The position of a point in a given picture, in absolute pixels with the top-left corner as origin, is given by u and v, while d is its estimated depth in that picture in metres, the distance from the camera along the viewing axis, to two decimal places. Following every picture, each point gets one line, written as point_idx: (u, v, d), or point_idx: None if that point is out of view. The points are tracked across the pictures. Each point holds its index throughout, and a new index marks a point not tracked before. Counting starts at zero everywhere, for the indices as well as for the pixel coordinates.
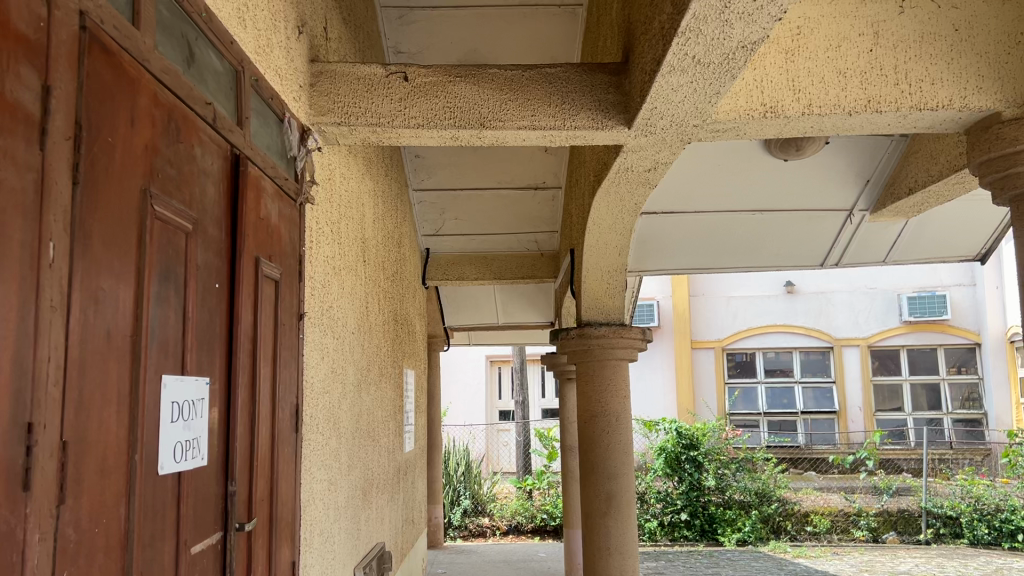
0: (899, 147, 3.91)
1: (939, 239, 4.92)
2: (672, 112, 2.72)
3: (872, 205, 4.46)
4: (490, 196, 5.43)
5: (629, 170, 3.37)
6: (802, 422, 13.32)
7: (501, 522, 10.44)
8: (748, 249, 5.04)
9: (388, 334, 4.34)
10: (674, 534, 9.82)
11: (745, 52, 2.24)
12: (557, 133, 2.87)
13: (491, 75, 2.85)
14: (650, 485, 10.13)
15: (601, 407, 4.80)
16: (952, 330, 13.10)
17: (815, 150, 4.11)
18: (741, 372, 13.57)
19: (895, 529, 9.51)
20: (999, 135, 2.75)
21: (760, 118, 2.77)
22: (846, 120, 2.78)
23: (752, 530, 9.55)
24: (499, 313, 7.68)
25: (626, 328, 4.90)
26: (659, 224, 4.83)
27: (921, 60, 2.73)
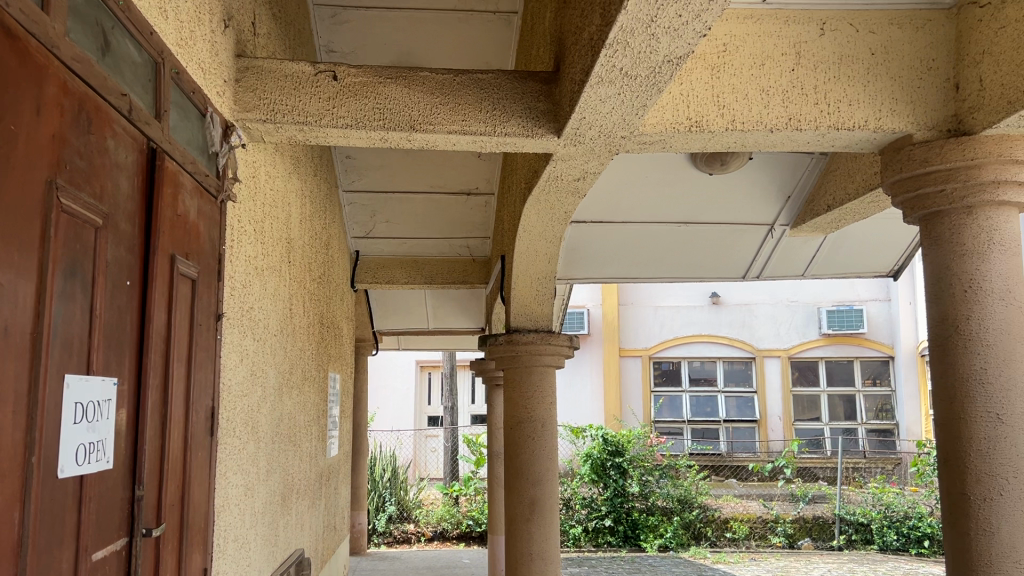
0: (817, 165, 4.03)
1: (855, 254, 5.10)
2: (600, 123, 2.75)
3: (792, 221, 4.56)
4: (422, 199, 5.40)
5: (559, 178, 3.38)
6: (724, 430, 13.61)
7: (425, 528, 10.39)
8: (674, 259, 5.12)
9: (313, 336, 4.27)
10: (597, 540, 9.94)
11: (671, 66, 2.28)
12: (487, 140, 2.87)
13: (423, 78, 2.84)
14: (575, 492, 10.21)
15: (527, 414, 4.81)
16: (868, 343, 13.57)
17: (739, 165, 4.22)
18: (666, 380, 13.82)
19: (809, 535, 9.78)
20: (910, 157, 2.84)
21: (686, 132, 2.83)
22: (768, 138, 2.87)
23: (674, 536, 9.72)
24: (430, 318, 7.63)
25: (552, 335, 4.94)
26: (588, 233, 4.87)
27: (839, 82, 2.82)
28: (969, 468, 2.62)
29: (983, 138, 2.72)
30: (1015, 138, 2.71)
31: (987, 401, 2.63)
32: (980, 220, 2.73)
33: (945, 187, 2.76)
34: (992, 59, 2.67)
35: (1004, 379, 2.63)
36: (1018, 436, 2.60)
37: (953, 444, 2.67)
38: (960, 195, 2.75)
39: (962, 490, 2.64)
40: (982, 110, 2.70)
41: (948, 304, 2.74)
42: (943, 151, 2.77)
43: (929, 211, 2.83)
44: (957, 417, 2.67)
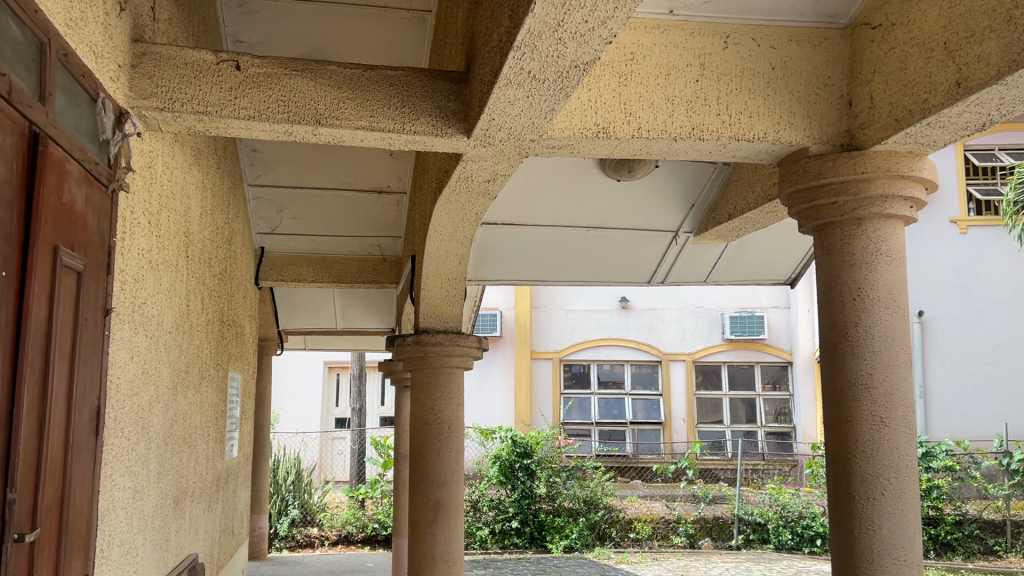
0: (720, 175, 4.14)
1: (754, 262, 5.27)
2: (509, 125, 2.74)
3: (696, 228, 4.68)
4: (332, 197, 5.30)
5: (470, 179, 3.35)
6: (630, 431, 13.88)
7: (330, 532, 10.23)
8: (582, 263, 5.20)
9: (213, 334, 4.14)
10: (504, 542, 9.98)
11: (578, 71, 2.31)
12: (396, 137, 2.83)
13: (330, 72, 2.78)
14: (483, 494, 10.24)
15: (433, 416, 4.78)
16: (768, 349, 13.98)
17: (646, 172, 4.30)
18: (576, 382, 14.02)
19: (710, 535, 10.04)
20: (805, 169, 2.94)
21: (593, 138, 2.86)
22: (672, 146, 2.93)
23: (579, 537, 9.83)
24: (338, 318, 7.51)
25: (461, 336, 4.91)
26: (499, 235, 4.89)
27: (741, 94, 2.91)
28: (854, 469, 2.74)
29: (873, 154, 2.85)
30: (902, 154, 2.84)
31: (872, 405, 2.75)
32: (869, 232, 2.85)
33: (837, 200, 2.88)
34: (882, 79, 2.79)
35: (888, 383, 2.77)
36: (899, 438, 2.73)
37: (840, 445, 2.78)
38: (852, 207, 2.87)
39: (848, 490, 2.75)
40: (872, 126, 2.82)
41: (838, 311, 2.85)
42: (836, 164, 2.88)
43: (822, 222, 2.93)
44: (845, 419, 2.79)
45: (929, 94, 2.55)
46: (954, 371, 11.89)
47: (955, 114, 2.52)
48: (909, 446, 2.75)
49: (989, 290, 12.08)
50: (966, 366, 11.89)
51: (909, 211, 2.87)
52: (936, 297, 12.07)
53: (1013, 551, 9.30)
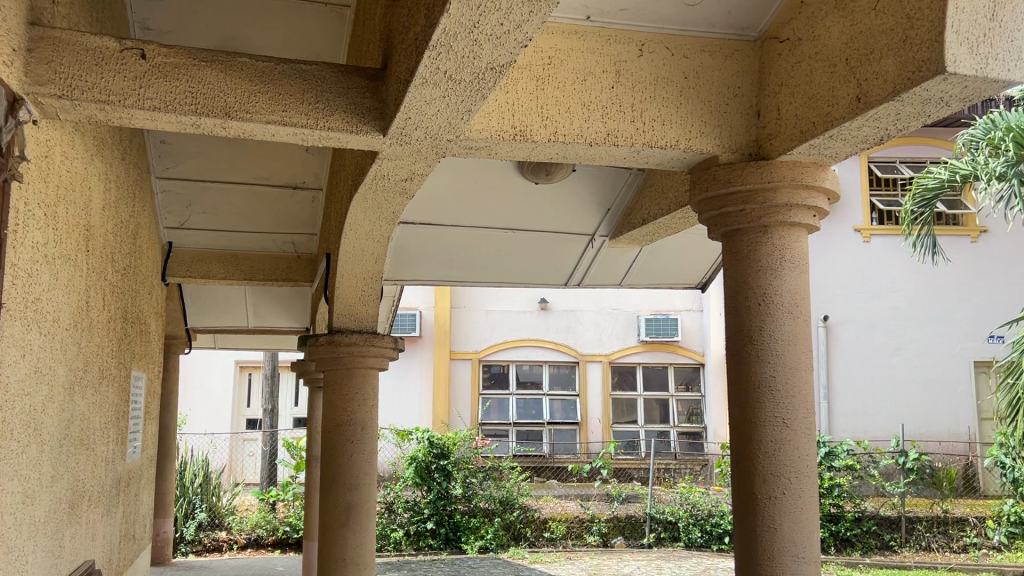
0: (635, 181, 4.21)
1: (666, 267, 5.37)
2: (426, 125, 2.70)
3: (611, 232, 4.73)
4: (244, 192, 5.16)
5: (385, 178, 3.29)
6: (547, 432, 14.00)
7: (238, 535, 9.98)
8: (499, 263, 5.22)
9: (115, 332, 3.98)
10: (418, 544, 9.93)
11: (494, 73, 2.31)
12: (309, 133, 2.77)
13: (240, 64, 2.71)
14: (398, 495, 10.15)
15: (346, 417, 4.72)
16: (681, 350, 14.28)
17: (563, 176, 4.34)
18: (494, 383, 14.05)
19: (622, 533, 10.20)
20: (715, 177, 3.02)
21: (509, 140, 2.86)
22: (588, 151, 2.96)
23: (494, 537, 9.89)
24: (250, 316, 7.32)
25: (377, 336, 4.83)
26: (416, 235, 4.86)
27: (654, 102, 2.97)
28: (758, 469, 2.83)
29: (779, 164, 2.94)
30: (806, 164, 2.95)
31: (775, 407, 2.85)
32: (774, 239, 2.95)
33: (745, 207, 2.96)
34: (788, 91, 2.89)
35: (789, 385, 2.86)
36: (799, 439, 2.83)
37: (744, 445, 2.87)
38: (759, 215, 2.95)
39: (750, 489, 2.84)
40: (778, 137, 2.92)
41: (743, 315, 2.94)
42: (744, 173, 2.96)
43: (730, 228, 3.01)
44: (749, 420, 2.87)
45: (831, 108, 2.65)
46: (855, 374, 12.41)
47: (855, 127, 2.62)
48: (809, 446, 2.85)
49: (890, 296, 12.65)
50: (867, 369, 12.43)
51: (812, 220, 2.98)
52: (840, 303, 12.58)
53: (907, 545, 9.77)
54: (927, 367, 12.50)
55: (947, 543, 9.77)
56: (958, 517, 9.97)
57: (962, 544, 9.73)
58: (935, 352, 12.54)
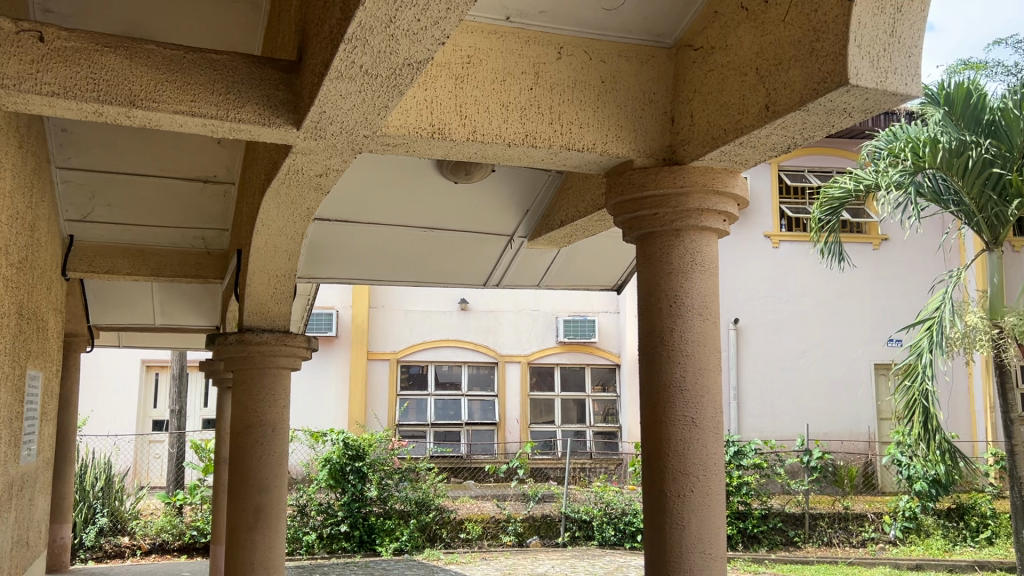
0: (554, 182, 4.23)
1: (584, 269, 5.43)
2: (341, 119, 2.64)
3: (531, 233, 4.75)
4: (152, 185, 4.97)
5: (299, 173, 3.21)
6: (465, 432, 14.02)
7: (142, 540, 9.64)
8: (418, 262, 5.19)
9: (8, 329, 3.78)
10: (331, 547, 9.80)
11: (411, 69, 2.28)
12: (219, 125, 2.68)
13: (147, 51, 2.61)
14: (311, 498, 9.96)
15: (256, 418, 4.60)
16: (599, 351, 14.44)
17: (483, 177, 4.33)
18: (413, 384, 13.96)
19: (538, 533, 10.28)
20: (630, 181, 3.07)
21: (427, 138, 2.83)
22: (506, 151, 2.96)
23: (409, 539, 9.83)
24: (156, 313, 7.04)
25: (289, 335, 4.74)
26: (332, 232, 4.78)
27: (572, 106, 2.99)
28: (667, 468, 2.88)
29: (691, 169, 3.01)
30: (717, 171, 3.03)
31: (684, 406, 2.91)
32: (685, 243, 3.01)
33: (658, 211, 3.03)
34: (701, 98, 2.95)
35: (699, 386, 2.93)
36: (706, 438, 2.90)
37: (656, 445, 2.92)
38: (671, 219, 3.02)
39: (660, 488, 2.89)
40: (691, 143, 2.98)
41: (655, 316, 2.99)
42: (657, 177, 3.02)
43: (645, 232, 3.07)
44: (659, 419, 2.92)
45: (742, 116, 2.73)
46: (764, 375, 12.82)
47: (764, 135, 2.70)
48: (716, 445, 2.92)
49: (797, 301, 13.10)
50: (775, 371, 12.84)
51: (721, 224, 3.06)
52: (750, 307, 12.97)
53: (810, 541, 10.16)
54: (832, 369, 13.00)
55: (847, 538, 10.21)
56: (858, 513, 10.40)
57: (861, 539, 10.18)
58: (839, 354, 13.06)
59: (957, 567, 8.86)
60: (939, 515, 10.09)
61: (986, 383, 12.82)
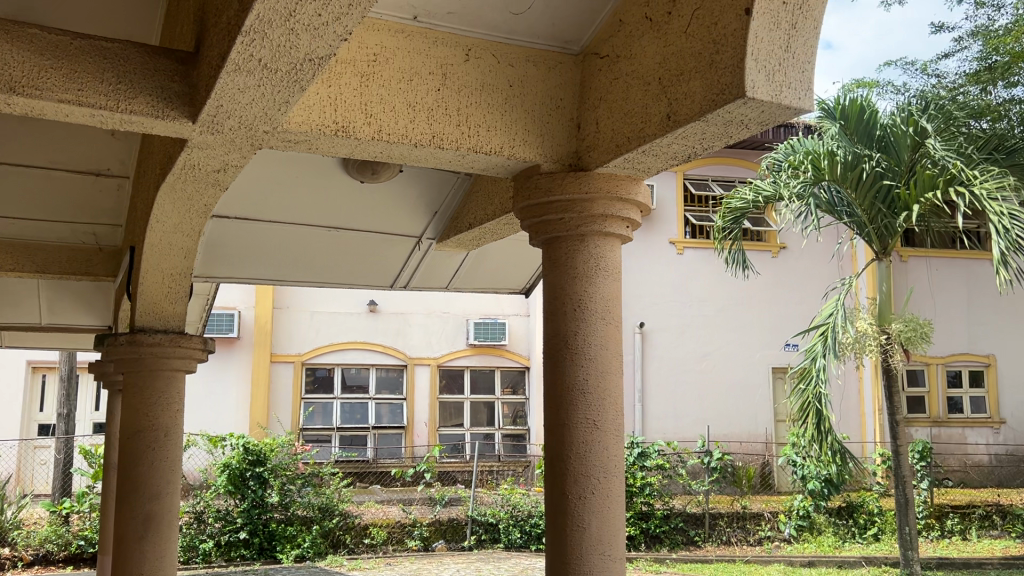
0: (463, 184, 4.19)
1: (493, 271, 5.42)
2: (240, 113, 2.56)
3: (439, 236, 4.70)
4: (39, 177, 4.71)
5: (196, 168, 3.09)
6: (372, 436, 13.95)
7: (24, 551, 9.14)
8: (321, 261, 5.10)
9: None
10: (229, 554, 9.53)
11: (312, 65, 2.22)
12: (109, 116, 2.56)
13: (30, 35, 2.46)
14: (209, 504, 9.67)
15: (147, 423, 4.43)
16: (508, 354, 14.43)
17: (390, 176, 4.27)
18: (319, 387, 13.72)
19: (443, 537, 10.22)
20: (537, 185, 3.08)
21: (331, 135, 2.77)
22: (412, 152, 2.93)
23: (311, 545, 9.63)
24: (43, 312, 6.71)
25: (184, 336, 4.59)
26: (232, 229, 4.64)
27: (479, 108, 2.98)
28: (568, 470, 2.91)
29: (596, 175, 3.04)
30: (621, 177, 3.07)
31: (586, 408, 2.94)
32: (590, 247, 3.04)
33: (563, 216, 3.05)
34: (606, 106, 2.99)
35: (601, 388, 2.96)
36: (607, 440, 2.94)
37: (559, 448, 2.93)
38: (576, 223, 3.04)
39: (561, 489, 2.91)
40: (596, 149, 3.02)
41: (560, 320, 3.01)
42: (563, 182, 3.04)
43: (550, 236, 3.08)
44: (563, 422, 2.94)
45: (645, 124, 2.77)
46: (669, 378, 13.14)
47: (665, 144, 2.75)
48: (617, 447, 2.96)
49: (701, 306, 13.47)
50: (679, 373, 13.18)
51: (625, 230, 3.10)
52: (655, 312, 13.27)
53: (709, 540, 10.47)
54: (733, 372, 13.41)
55: (744, 537, 10.53)
56: (755, 512, 10.73)
57: (758, 537, 10.51)
58: (740, 358, 13.49)
59: (846, 563, 9.25)
60: (830, 513, 10.53)
61: (875, 386, 13.44)
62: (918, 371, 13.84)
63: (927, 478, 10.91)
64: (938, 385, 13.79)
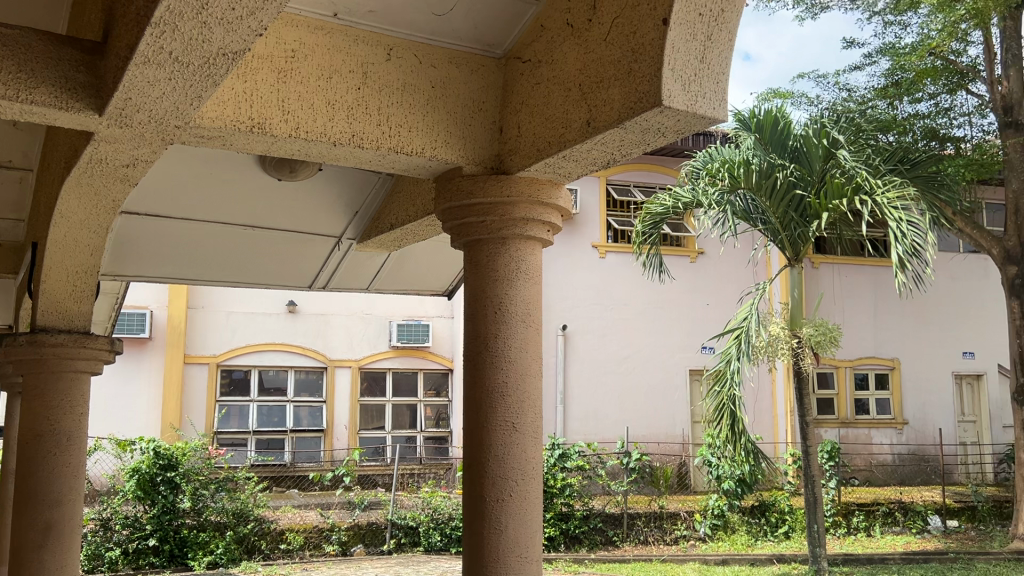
0: (384, 184, 4.15)
1: (414, 273, 5.39)
2: (150, 107, 2.47)
3: (359, 236, 4.64)
4: None
5: (104, 162, 2.98)
6: (290, 439, 13.67)
7: None
8: (237, 259, 4.99)
9: None
10: (138, 563, 9.20)
11: (226, 60, 2.16)
12: (8, 106, 2.43)
13: None
14: (116, 511, 9.33)
15: (47, 426, 4.25)
16: (431, 356, 14.36)
17: (309, 175, 4.19)
18: (235, 389, 13.40)
19: (362, 541, 10.10)
20: (458, 187, 3.09)
21: (246, 132, 2.70)
22: (331, 150, 2.88)
23: (225, 552, 9.37)
24: None
25: (89, 337, 4.42)
26: (141, 226, 4.48)
27: (401, 108, 2.96)
28: (487, 474, 2.91)
29: (518, 179, 3.06)
30: (542, 182, 3.10)
31: (505, 412, 2.94)
32: (511, 250, 3.06)
33: (485, 218, 3.05)
34: (528, 111, 3.01)
35: (520, 392, 2.97)
36: (526, 444, 2.95)
37: (478, 451, 2.93)
38: (497, 226, 3.05)
39: (480, 493, 2.91)
40: (518, 153, 3.03)
41: (481, 323, 3.01)
42: (484, 185, 3.05)
43: (472, 238, 3.09)
44: (482, 425, 2.94)
45: (565, 130, 2.80)
46: (589, 381, 13.28)
47: (585, 150, 2.78)
48: (535, 450, 2.98)
49: (622, 309, 13.66)
50: (600, 375, 13.35)
51: (545, 234, 3.13)
52: (577, 315, 13.40)
53: (628, 539, 10.62)
54: (652, 375, 13.66)
55: (661, 536, 10.74)
56: (672, 512, 10.95)
57: (674, 536, 10.74)
58: (659, 360, 13.74)
59: (758, 561, 9.52)
60: (743, 512, 10.83)
61: (787, 387, 13.89)
62: (827, 373, 14.42)
63: (835, 477, 11.32)
64: (846, 387, 14.35)
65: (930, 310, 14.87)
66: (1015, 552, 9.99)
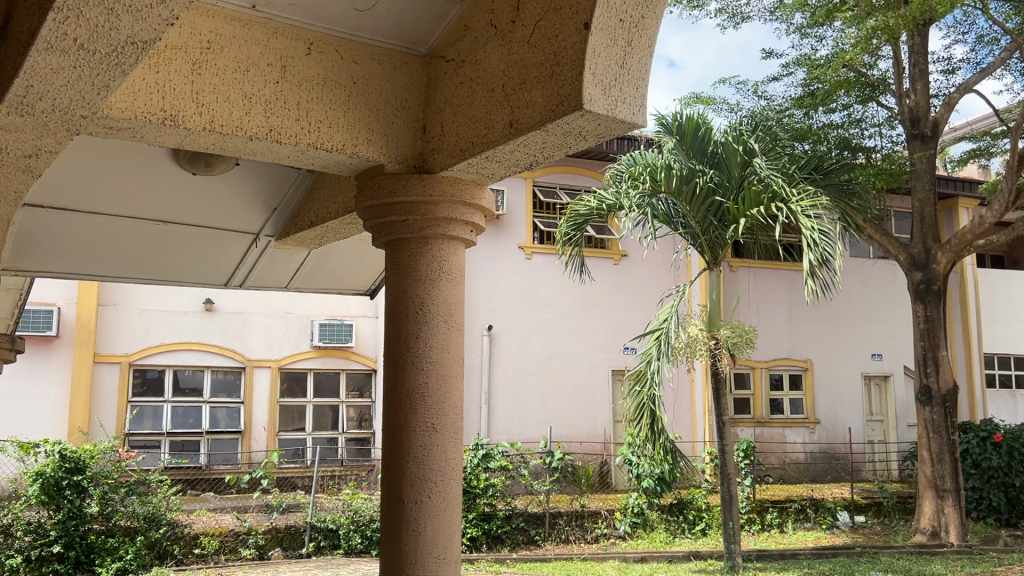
0: (304, 180, 4.07)
1: (335, 272, 5.32)
2: (53, 95, 2.36)
3: (278, 233, 4.54)
4: None
5: (3, 151, 2.83)
6: (205, 442, 13.34)
7: None
8: (150, 256, 4.84)
9: None
10: (41, 570, 8.80)
11: (135, 49, 2.09)
12: None
13: None
14: (18, 516, 8.91)
15: None
16: (354, 356, 14.19)
17: (225, 169, 4.07)
18: (148, 390, 12.98)
19: (280, 544, 9.96)
20: (380, 185, 3.07)
21: (158, 124, 2.61)
22: (248, 144, 2.81)
23: (135, 557, 9.05)
24: None
25: None
26: (45, 220, 4.29)
27: (322, 103, 2.90)
28: (407, 474, 2.88)
29: (441, 179, 3.07)
30: (465, 182, 3.11)
31: (426, 412, 2.93)
32: (434, 250, 3.08)
33: (408, 218, 3.06)
34: (450, 110, 3.00)
35: (442, 392, 2.96)
36: (447, 444, 2.94)
37: (397, 452, 2.91)
38: (419, 226, 3.07)
39: (399, 494, 2.89)
40: (441, 152, 3.02)
41: (403, 323, 2.99)
42: (407, 184, 3.05)
43: (394, 238, 3.09)
44: (402, 426, 2.92)
45: (487, 130, 2.80)
46: (513, 381, 13.33)
47: (507, 151, 2.79)
48: (456, 451, 2.97)
49: (546, 310, 13.76)
50: (524, 375, 13.42)
51: (468, 235, 3.15)
52: (503, 315, 13.43)
53: (549, 538, 10.70)
54: (576, 375, 13.80)
55: (582, 535, 10.84)
56: (592, 511, 11.08)
57: (594, 535, 10.86)
58: (582, 361, 13.89)
59: (675, 558, 9.72)
60: (662, 510, 11.06)
61: (705, 388, 14.25)
62: (743, 374, 14.83)
63: (750, 475, 11.64)
64: (762, 388, 14.77)
65: (841, 313, 15.45)
66: (917, 545, 10.45)
